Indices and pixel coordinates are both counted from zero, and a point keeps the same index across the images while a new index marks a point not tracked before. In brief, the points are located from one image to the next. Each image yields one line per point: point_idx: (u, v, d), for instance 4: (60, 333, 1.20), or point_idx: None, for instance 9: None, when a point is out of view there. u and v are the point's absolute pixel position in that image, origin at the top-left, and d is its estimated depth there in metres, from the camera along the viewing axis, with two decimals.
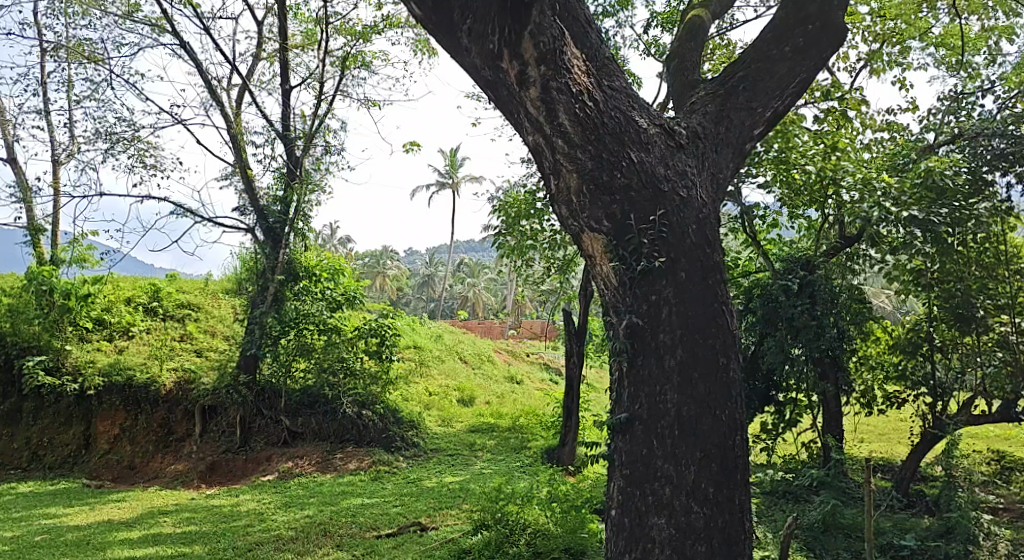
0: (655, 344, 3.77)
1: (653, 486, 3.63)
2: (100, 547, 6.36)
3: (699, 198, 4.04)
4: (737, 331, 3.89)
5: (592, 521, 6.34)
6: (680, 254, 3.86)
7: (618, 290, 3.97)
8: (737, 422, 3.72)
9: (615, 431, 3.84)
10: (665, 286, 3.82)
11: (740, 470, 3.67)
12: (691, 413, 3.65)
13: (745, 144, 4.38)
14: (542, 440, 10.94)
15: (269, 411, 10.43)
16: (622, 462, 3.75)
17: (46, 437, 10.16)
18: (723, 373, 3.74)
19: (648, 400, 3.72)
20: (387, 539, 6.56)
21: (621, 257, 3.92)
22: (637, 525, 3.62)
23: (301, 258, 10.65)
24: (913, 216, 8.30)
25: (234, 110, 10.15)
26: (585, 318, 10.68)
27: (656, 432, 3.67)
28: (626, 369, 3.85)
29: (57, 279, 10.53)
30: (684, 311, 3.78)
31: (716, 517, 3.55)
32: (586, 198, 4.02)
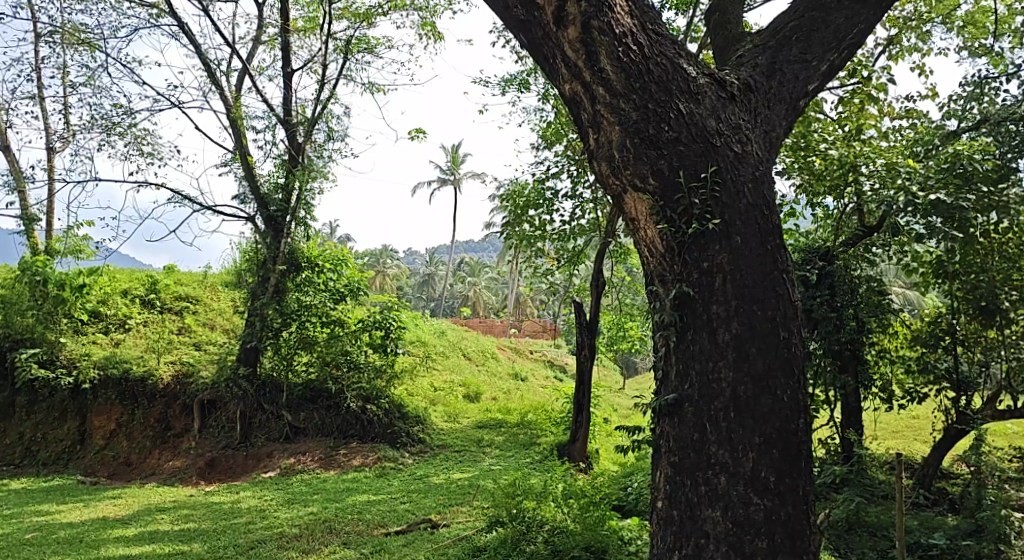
0: (707, 316, 3.45)
1: (706, 475, 3.31)
2: (94, 545, 6.03)
3: (754, 154, 3.73)
4: (799, 303, 3.57)
5: (612, 518, 6.03)
6: (735, 217, 3.55)
7: (664, 255, 3.66)
8: (799, 403, 3.39)
9: (660, 415, 3.54)
10: (718, 251, 3.51)
11: (803, 457, 3.34)
12: (749, 392, 3.33)
13: (799, 100, 4.05)
14: (551, 436, 10.64)
15: (270, 405, 10.10)
16: (670, 449, 3.44)
17: (39, 432, 9.83)
18: (784, 347, 3.41)
19: (699, 379, 3.41)
20: (396, 537, 6.25)
21: (670, 219, 3.60)
22: (688, 517, 3.32)
23: (303, 248, 10.31)
24: (939, 201, 7.86)
25: (234, 95, 9.83)
26: (596, 310, 10.37)
27: (709, 415, 3.36)
28: (674, 343, 3.54)
29: (51, 269, 10.17)
30: (740, 277, 3.47)
31: (778, 509, 3.23)
32: (630, 153, 3.68)
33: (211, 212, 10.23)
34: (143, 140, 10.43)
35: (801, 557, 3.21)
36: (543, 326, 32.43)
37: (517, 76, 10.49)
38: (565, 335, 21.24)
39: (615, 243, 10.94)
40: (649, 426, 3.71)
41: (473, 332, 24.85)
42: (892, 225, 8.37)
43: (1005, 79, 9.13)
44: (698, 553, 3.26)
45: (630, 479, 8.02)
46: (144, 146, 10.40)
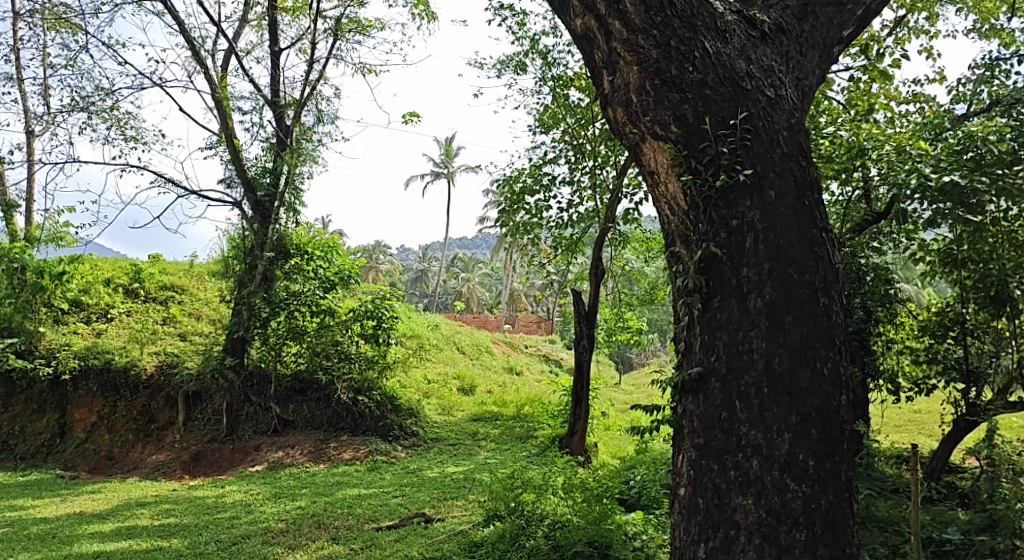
0: (737, 280, 3.15)
1: (735, 459, 3.02)
2: (66, 541, 5.68)
3: (789, 100, 3.43)
4: (839, 266, 3.27)
5: (615, 512, 5.73)
6: (768, 170, 3.25)
7: (688, 212, 3.38)
8: (841, 378, 3.08)
9: (683, 392, 3.25)
10: (748, 208, 3.21)
11: (845, 439, 3.04)
12: (783, 365, 3.03)
13: (833, 47, 3.77)
14: (548, 429, 10.33)
15: (258, 397, 9.75)
16: (694, 429, 3.15)
17: (17, 425, 9.45)
18: (822, 315, 3.12)
19: (727, 350, 3.11)
20: (388, 532, 5.93)
21: (694, 171, 3.33)
22: (715, 506, 3.03)
23: (291, 236, 9.97)
24: (954, 183, 7.40)
25: (219, 75, 9.45)
26: (594, 299, 10.06)
27: (738, 392, 3.06)
28: (698, 310, 3.25)
29: (30, 257, 9.70)
30: (774, 237, 3.16)
31: (818, 497, 2.93)
32: (650, 96, 3.43)
33: (197, 197, 9.87)
34: (126, 123, 10.05)
35: (842, 550, 2.92)
36: (537, 321, 32.14)
37: (513, 57, 10.16)
38: (561, 330, 20.89)
39: (614, 230, 10.64)
40: (669, 404, 3.42)
41: (467, 326, 24.52)
42: (900, 209, 8.14)
43: (1016, 60, 8.88)
44: (728, 547, 2.97)
45: (633, 473, 7.73)
46: (127, 130, 10.02)
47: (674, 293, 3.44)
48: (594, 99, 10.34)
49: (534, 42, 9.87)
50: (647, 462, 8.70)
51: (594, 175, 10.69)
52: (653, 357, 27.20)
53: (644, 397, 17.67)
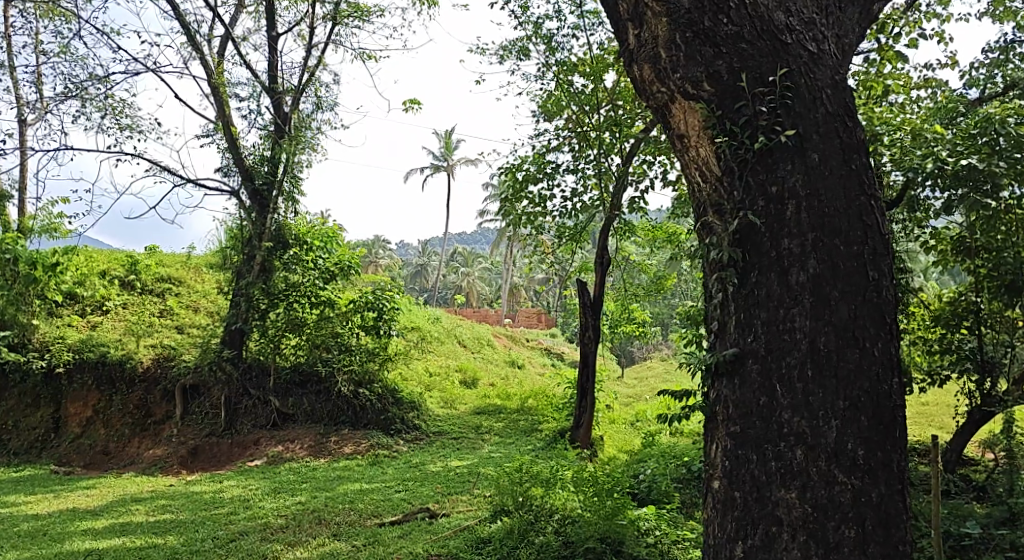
0: (778, 253, 2.96)
1: (777, 448, 2.83)
2: (57, 539, 5.47)
3: (831, 56, 3.23)
4: (889, 237, 3.04)
5: (627, 506, 5.55)
6: (811, 132, 3.06)
7: (722, 180, 3.19)
8: (893, 358, 2.87)
9: (718, 375, 3.08)
10: (790, 174, 3.02)
11: (898, 425, 2.83)
12: (829, 344, 2.83)
13: (873, 4, 3.61)
14: (553, 422, 10.14)
15: (257, 390, 9.56)
16: (730, 417, 2.98)
17: (11, 419, 9.21)
18: (872, 290, 2.91)
19: (767, 329, 2.93)
20: (392, 528, 5.72)
21: (729, 132, 3.14)
22: (755, 500, 2.85)
23: (290, 226, 9.76)
24: (972, 165, 7.12)
25: (215, 60, 9.20)
26: (600, 289, 9.85)
27: (779, 374, 2.88)
28: (733, 286, 3.07)
29: (22, 247, 9.34)
30: (818, 205, 2.96)
31: (868, 490, 2.73)
32: (681, 51, 3.27)
33: (193, 185, 9.63)
34: (121, 112, 9.80)
35: (895, 549, 2.71)
36: (538, 315, 31.96)
37: (515, 43, 9.93)
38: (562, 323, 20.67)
39: (619, 219, 10.42)
40: (703, 389, 3.24)
41: (468, 320, 24.31)
42: (911, 198, 7.87)
43: None
44: (770, 544, 2.80)
45: (642, 468, 7.55)
46: (123, 118, 9.76)
47: (707, 270, 3.27)
48: (599, 85, 10.12)
49: (537, 26, 9.63)
50: (655, 456, 8.51)
51: (598, 163, 10.48)
52: (654, 351, 27.00)
53: (648, 390, 17.49)
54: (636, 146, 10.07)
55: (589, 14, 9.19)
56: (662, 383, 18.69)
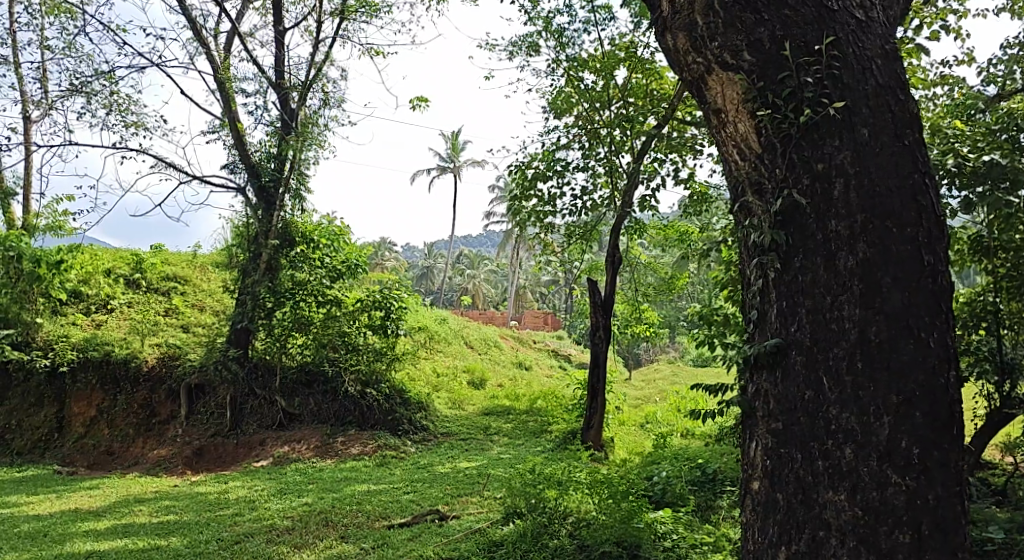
0: (825, 236, 2.81)
1: (824, 446, 2.69)
2: (58, 540, 5.33)
3: (879, 25, 3.09)
4: (945, 219, 2.88)
5: (643, 509, 5.40)
6: (860, 105, 2.90)
7: (763, 158, 3.04)
8: (950, 349, 2.71)
9: (759, 366, 2.95)
10: (838, 151, 2.86)
11: (956, 422, 2.67)
12: (881, 334, 2.67)
13: None
14: (563, 423, 10.00)
15: (263, 390, 9.43)
16: (772, 413, 2.86)
17: (14, 419, 9.08)
18: (928, 277, 2.74)
19: (812, 318, 2.79)
20: (401, 530, 5.57)
21: (771, 104, 2.99)
22: (800, 502, 2.74)
23: (298, 224, 9.62)
24: (995, 161, 6.90)
25: (222, 55, 9.07)
26: (611, 289, 9.69)
27: (826, 367, 2.73)
28: (775, 272, 2.93)
29: (27, 245, 9.22)
30: (869, 184, 2.80)
31: (923, 492, 2.58)
32: (721, 18, 3.13)
33: (199, 182, 9.51)
34: (127, 108, 9.69)
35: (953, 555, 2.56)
36: (545, 318, 31.85)
37: (525, 39, 9.78)
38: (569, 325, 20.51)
39: (631, 217, 10.25)
40: (741, 382, 3.11)
41: (474, 321, 24.17)
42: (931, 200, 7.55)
43: None
44: (816, 549, 2.66)
45: (655, 470, 7.40)
46: (128, 115, 9.65)
47: (747, 255, 3.14)
48: (610, 81, 9.98)
49: (548, 22, 9.49)
50: (667, 459, 8.35)
51: (609, 161, 10.34)
52: (661, 354, 26.81)
53: (656, 392, 17.32)
54: (648, 143, 9.91)
55: (601, 9, 9.03)
56: (670, 384, 18.51)
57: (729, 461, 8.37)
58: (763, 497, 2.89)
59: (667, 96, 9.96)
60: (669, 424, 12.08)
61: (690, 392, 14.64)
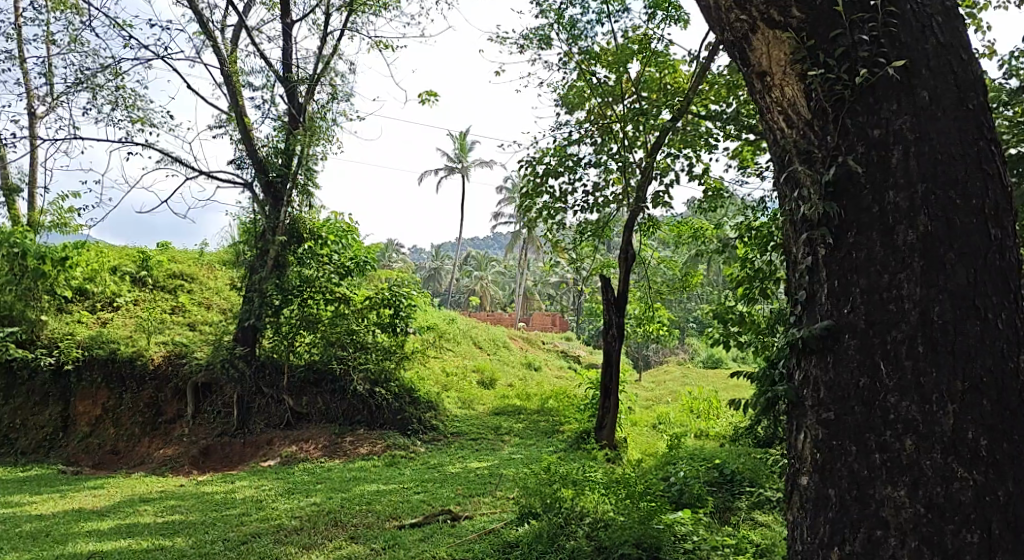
0: (881, 209, 2.77)
1: (881, 439, 2.63)
2: (60, 540, 5.19)
3: None
4: (1011, 189, 2.81)
5: (662, 511, 5.21)
6: (920, 68, 2.86)
7: (813, 124, 3.00)
8: (1018, 328, 2.63)
9: (808, 351, 2.90)
10: (895, 115, 2.82)
11: None
12: (944, 313, 2.61)
13: None
14: (576, 422, 9.85)
15: (271, 389, 9.28)
16: (823, 402, 2.81)
17: (18, 418, 8.94)
18: (994, 253, 2.68)
19: (868, 298, 2.74)
20: (412, 530, 5.41)
21: (825, 64, 2.97)
22: (855, 500, 2.67)
23: (306, 220, 9.46)
24: None
25: (229, 48, 8.92)
26: (624, 285, 9.50)
27: (884, 351, 2.68)
28: (825, 249, 2.90)
29: (32, 241, 9.09)
30: (929, 152, 2.75)
31: (991, 486, 2.49)
32: None
33: (206, 177, 9.36)
34: (134, 103, 9.56)
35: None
36: (553, 319, 31.68)
37: (536, 32, 9.61)
38: None
39: (644, 214, 10.05)
40: (787, 368, 3.06)
41: (481, 321, 23.96)
42: None
43: None
44: (874, 551, 2.59)
45: (671, 470, 7.23)
46: (135, 110, 9.52)
47: (795, 232, 3.10)
48: (622, 75, 9.81)
49: (559, 14, 9.33)
50: (683, 460, 8.16)
51: (622, 157, 10.16)
52: (670, 355, 26.55)
53: (667, 393, 17.09)
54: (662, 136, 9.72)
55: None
56: (680, 386, 18.28)
57: (746, 462, 8.17)
58: (813, 492, 2.82)
59: (681, 90, 9.82)
60: (682, 425, 11.87)
61: (703, 393, 14.41)
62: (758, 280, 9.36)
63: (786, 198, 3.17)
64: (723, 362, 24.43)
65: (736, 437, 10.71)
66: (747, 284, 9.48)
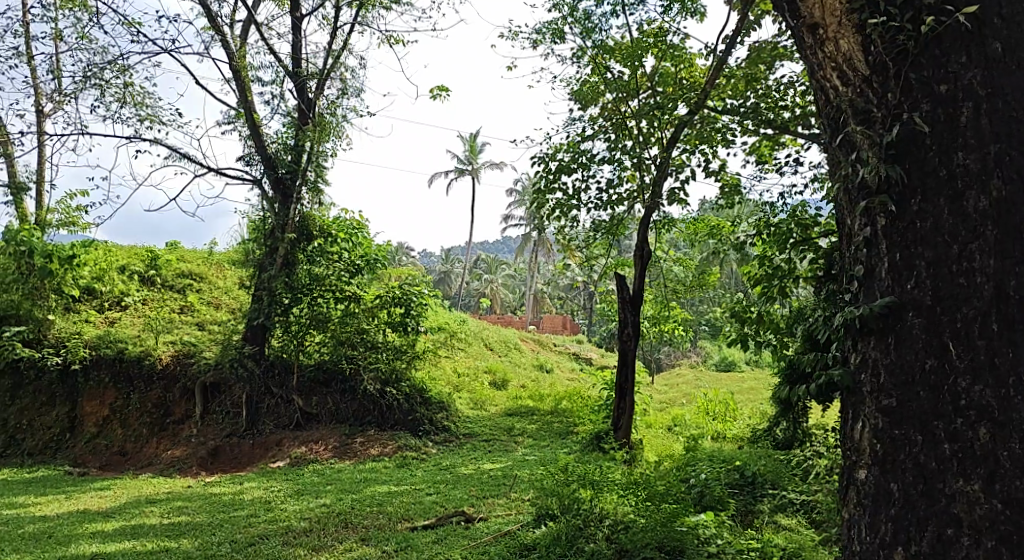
0: (950, 173, 2.98)
1: (951, 426, 2.83)
2: (63, 542, 5.04)
3: None
4: None
5: (684, 513, 5.01)
6: (992, 16, 3.09)
7: (872, 80, 3.24)
8: None
9: (866, 332, 3.10)
10: (963, 69, 3.05)
11: None
12: (1016, 284, 2.83)
13: None
14: (591, 424, 9.67)
15: (280, 389, 9.15)
16: (887, 387, 3.00)
17: (24, 418, 8.81)
18: None
19: (934, 268, 2.95)
20: (425, 532, 5.23)
21: (889, 12, 3.21)
22: (924, 496, 2.86)
23: (315, 218, 9.41)
24: None
25: (238, 43, 8.78)
26: (640, 283, 9.28)
27: (953, 329, 2.88)
28: (886, 219, 3.11)
29: (39, 240, 8.97)
30: (1000, 111, 2.99)
31: None
32: None
33: (215, 173, 9.24)
34: (142, 100, 9.46)
35: None
36: (564, 322, 31.41)
37: (549, 26, 9.45)
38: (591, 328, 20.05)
39: (659, 211, 9.84)
40: (842, 351, 3.26)
41: (491, 324, 23.73)
42: None
43: None
44: (946, 551, 2.78)
45: (693, 472, 7.02)
46: (143, 107, 9.41)
47: (851, 202, 3.31)
48: (637, 70, 9.63)
49: (573, 7, 9.16)
50: (702, 461, 7.96)
51: (636, 153, 9.99)
52: (682, 358, 26.22)
53: (681, 396, 16.80)
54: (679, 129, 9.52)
55: None
56: (695, 388, 18.01)
57: (768, 465, 7.94)
58: (872, 488, 3.02)
59: (697, 84, 9.64)
60: (699, 427, 11.64)
61: (718, 395, 14.14)
62: (777, 279, 9.31)
63: (842, 161, 3.38)
64: (737, 365, 24.08)
65: (755, 439, 10.48)
66: (765, 283, 9.44)
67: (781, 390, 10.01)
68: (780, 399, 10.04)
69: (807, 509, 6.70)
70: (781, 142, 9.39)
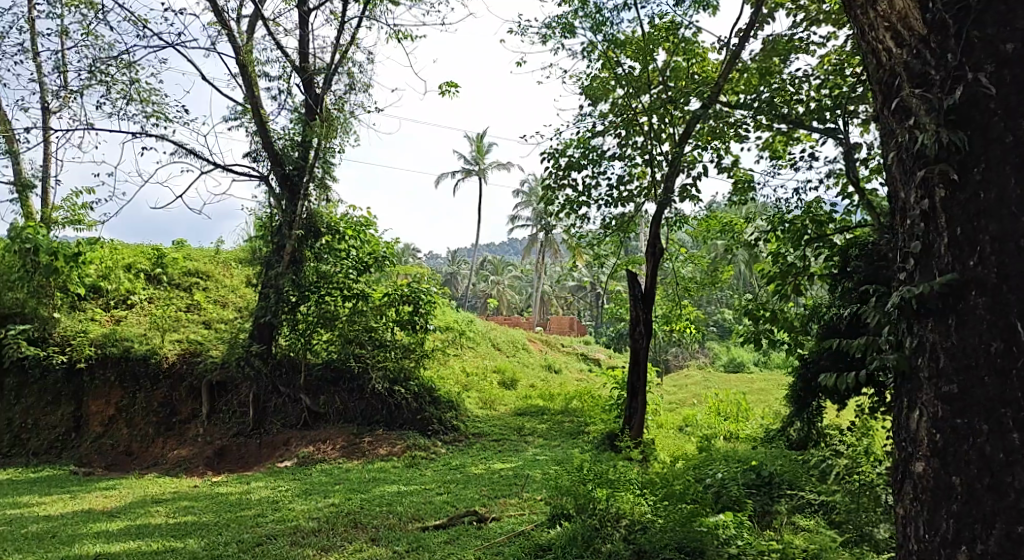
0: (1014, 143, 3.00)
1: (1016, 414, 2.86)
2: (66, 542, 4.93)
3: None
4: None
5: (704, 513, 4.86)
6: None
7: (930, 40, 3.22)
8: None
9: (924, 313, 3.13)
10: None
11: None
12: None
13: None
14: (602, 423, 9.53)
15: (287, 388, 9.06)
16: (948, 371, 3.03)
17: (29, 418, 8.71)
18: None
19: (999, 244, 2.96)
20: (436, 532, 5.10)
21: None
22: (988, 489, 2.91)
23: (323, 214, 9.28)
24: None
25: (245, 38, 8.68)
26: (651, 281, 9.13)
27: (1018, 309, 2.90)
28: (945, 191, 3.11)
29: (44, 238, 8.89)
30: None
31: None
32: None
33: (222, 170, 9.13)
34: (149, 97, 9.38)
35: None
36: (571, 323, 31.25)
37: (559, 20, 9.32)
38: None
39: (672, 208, 9.64)
40: (897, 333, 3.28)
41: (499, 324, 23.57)
42: None
43: None
44: (1016, 548, 2.82)
45: (709, 472, 6.87)
46: (150, 104, 9.33)
47: (906, 173, 3.31)
48: (648, 64, 9.50)
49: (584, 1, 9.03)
50: (716, 461, 7.80)
51: (648, 150, 9.86)
52: (691, 359, 26.02)
53: (692, 396, 16.62)
54: (691, 122, 9.35)
55: None
56: (706, 388, 17.83)
57: (784, 465, 7.77)
58: (933, 482, 3.06)
59: (709, 79, 9.48)
60: (711, 427, 11.47)
61: (730, 395, 13.96)
62: (790, 277, 9.13)
63: (895, 129, 3.35)
64: (746, 366, 23.87)
65: (768, 439, 10.31)
66: (778, 281, 9.25)
67: (795, 389, 9.84)
68: (794, 398, 9.87)
69: (827, 510, 6.53)
70: (795, 137, 9.24)
